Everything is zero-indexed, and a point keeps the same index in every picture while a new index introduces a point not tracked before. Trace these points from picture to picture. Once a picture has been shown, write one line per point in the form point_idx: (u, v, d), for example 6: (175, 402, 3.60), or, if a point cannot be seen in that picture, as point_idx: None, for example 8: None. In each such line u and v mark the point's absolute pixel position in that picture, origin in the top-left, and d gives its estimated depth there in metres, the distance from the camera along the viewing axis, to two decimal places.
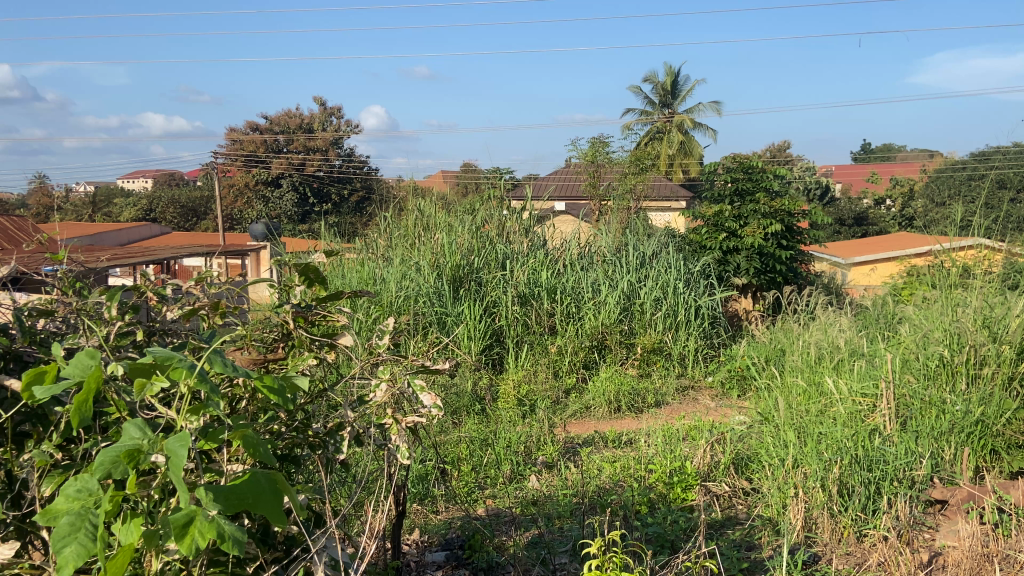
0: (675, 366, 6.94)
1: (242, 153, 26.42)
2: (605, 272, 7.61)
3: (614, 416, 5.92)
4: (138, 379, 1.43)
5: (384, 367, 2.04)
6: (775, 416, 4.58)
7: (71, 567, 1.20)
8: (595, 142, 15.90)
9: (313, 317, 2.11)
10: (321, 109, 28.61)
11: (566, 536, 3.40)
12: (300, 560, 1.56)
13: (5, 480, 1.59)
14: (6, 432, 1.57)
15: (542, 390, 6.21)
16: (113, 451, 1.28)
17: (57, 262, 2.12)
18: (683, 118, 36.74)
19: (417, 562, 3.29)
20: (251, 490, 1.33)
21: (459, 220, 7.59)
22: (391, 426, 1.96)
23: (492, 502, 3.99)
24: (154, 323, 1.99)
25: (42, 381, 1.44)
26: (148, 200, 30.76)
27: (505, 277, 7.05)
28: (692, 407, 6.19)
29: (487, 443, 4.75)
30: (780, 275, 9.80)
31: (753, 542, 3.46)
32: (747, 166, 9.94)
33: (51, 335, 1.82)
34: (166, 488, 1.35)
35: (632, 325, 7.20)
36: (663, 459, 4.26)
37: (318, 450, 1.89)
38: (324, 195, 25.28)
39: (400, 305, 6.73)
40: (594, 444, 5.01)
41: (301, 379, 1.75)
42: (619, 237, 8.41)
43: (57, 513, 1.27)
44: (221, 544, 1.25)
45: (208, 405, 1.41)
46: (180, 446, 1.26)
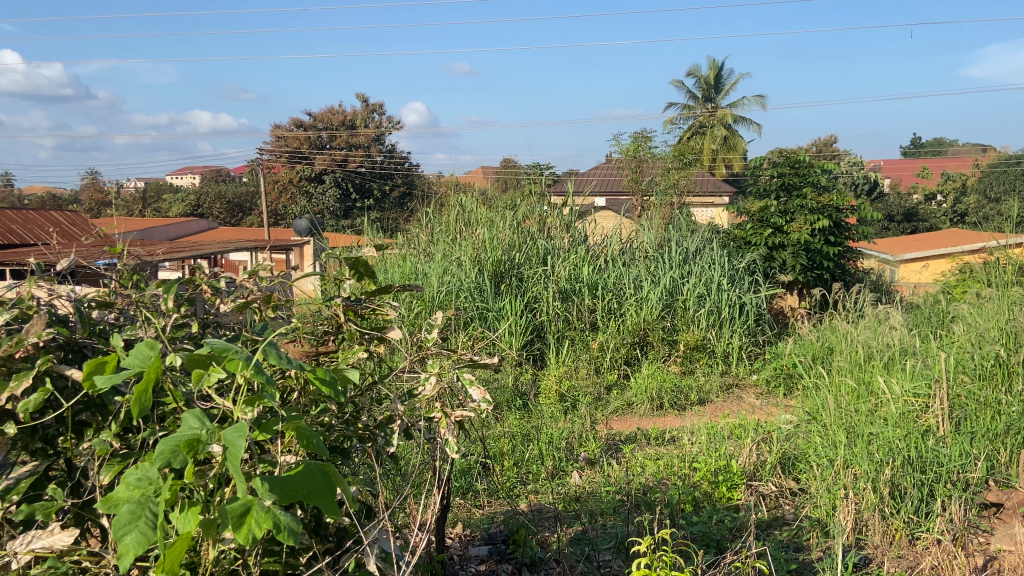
0: (719, 363, 6.85)
1: (287, 149, 26.79)
2: (647, 268, 7.55)
3: (656, 414, 5.87)
4: (195, 370, 1.45)
5: (433, 361, 2.03)
6: (824, 415, 4.49)
7: (131, 556, 1.21)
8: (637, 136, 15.82)
9: (363, 311, 2.12)
10: (364, 105, 28.86)
11: (609, 534, 3.39)
12: (351, 552, 1.56)
13: (65, 469, 1.63)
14: (65, 420, 1.61)
15: (584, 386, 6.17)
16: (172, 441, 1.29)
17: (114, 254, 2.17)
18: (727, 113, 36.28)
19: (460, 555, 3.30)
20: (306, 481, 1.34)
21: (501, 216, 7.60)
22: (440, 421, 1.95)
23: (535, 498, 3.99)
24: (208, 315, 2.04)
25: (102, 371, 1.48)
26: (196, 195, 31.55)
27: (546, 272, 7.05)
28: (736, 405, 6.09)
29: (529, 439, 4.75)
30: (827, 271, 9.59)
31: (801, 544, 3.40)
32: (794, 161, 9.76)
33: (109, 326, 1.85)
34: (223, 477, 1.36)
35: (674, 322, 7.12)
36: (708, 458, 4.19)
37: (368, 443, 1.90)
38: (366, 190, 25.50)
39: (441, 299, 6.73)
40: (636, 442, 4.96)
41: (352, 372, 1.76)
42: (662, 233, 8.34)
43: (117, 501, 1.29)
44: (277, 535, 1.27)
45: (264, 397, 1.43)
46: (239, 436, 1.27)
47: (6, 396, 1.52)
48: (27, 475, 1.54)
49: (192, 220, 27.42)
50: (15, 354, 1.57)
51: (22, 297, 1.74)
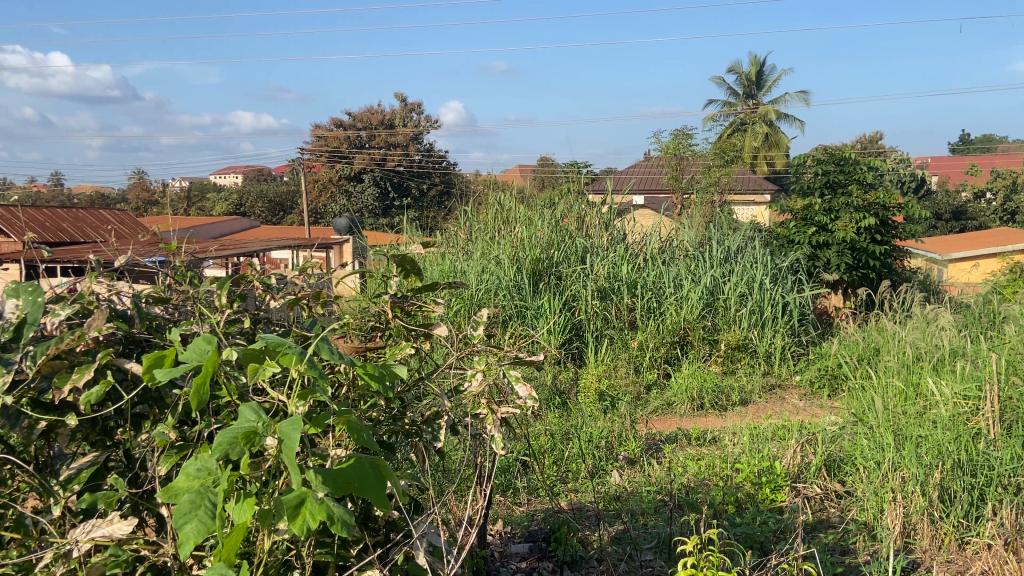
0: (761, 364, 6.76)
1: (327, 149, 27.12)
2: (688, 267, 7.50)
3: (697, 414, 5.82)
4: (250, 364, 1.49)
5: (479, 358, 2.05)
6: (871, 417, 4.41)
7: (191, 544, 1.25)
8: (676, 134, 15.71)
9: (409, 307, 2.14)
10: (403, 104, 29.08)
11: (650, 534, 3.38)
12: (400, 545, 1.57)
13: (124, 460, 1.69)
14: (125, 412, 1.66)
15: (624, 386, 6.14)
16: (230, 433, 1.31)
17: (170, 252, 2.24)
18: (769, 110, 35.79)
19: (501, 552, 3.32)
20: (357, 475, 1.37)
21: (539, 214, 7.60)
22: (486, 417, 1.97)
23: (574, 496, 3.99)
24: (260, 311, 2.07)
25: (162, 364, 1.52)
26: (238, 195, 32.15)
27: (585, 271, 7.03)
28: (780, 406, 6.01)
29: (568, 437, 4.75)
30: (873, 271, 9.40)
31: (847, 547, 3.35)
32: (839, 158, 9.59)
33: (165, 321, 1.90)
34: (277, 469, 1.39)
35: (715, 321, 7.05)
36: (751, 459, 4.15)
37: (414, 438, 1.92)
38: (405, 189, 25.71)
39: (480, 297, 6.76)
40: (677, 441, 4.93)
41: (399, 368, 1.79)
42: (702, 232, 8.27)
43: (177, 490, 1.32)
44: (330, 526, 1.29)
45: (316, 391, 1.46)
46: (294, 429, 1.30)
47: (69, 387, 1.56)
48: (88, 465, 1.62)
49: (235, 219, 27.92)
50: (77, 347, 1.61)
51: (82, 292, 1.79)
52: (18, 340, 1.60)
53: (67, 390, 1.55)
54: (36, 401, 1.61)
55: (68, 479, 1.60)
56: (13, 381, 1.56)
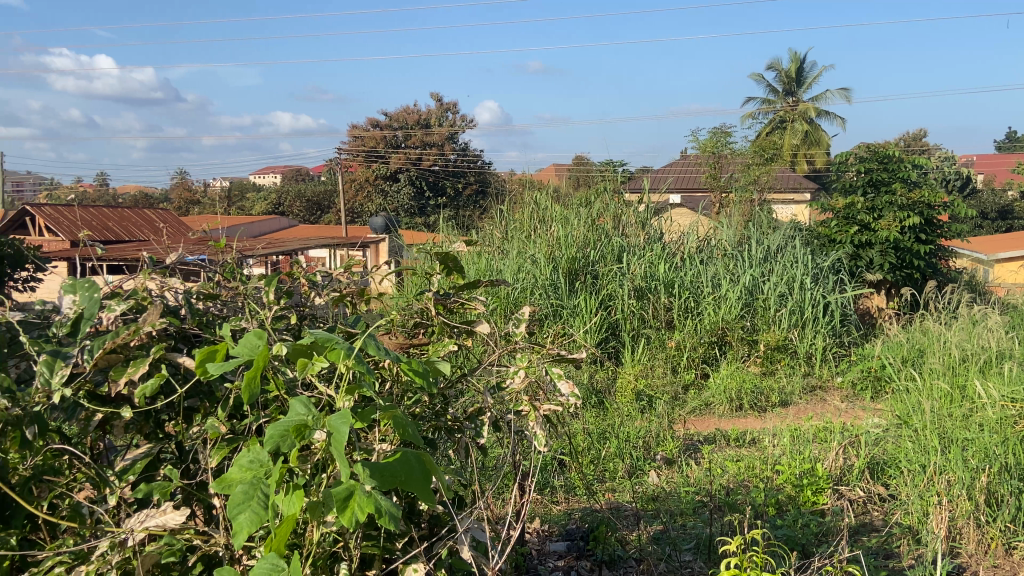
0: (801, 364, 6.67)
1: (364, 149, 27.36)
2: (726, 266, 7.44)
3: (736, 414, 5.76)
4: (300, 359, 1.53)
5: (521, 355, 2.06)
6: (916, 420, 4.34)
7: (245, 534, 1.28)
8: (713, 132, 15.57)
9: (451, 305, 2.17)
10: (440, 104, 29.24)
11: (689, 534, 3.36)
12: (445, 540, 1.60)
13: (176, 453, 1.73)
14: (177, 406, 1.70)
15: (661, 386, 6.10)
16: (281, 426, 1.34)
17: (218, 250, 2.30)
18: (809, 108, 35.28)
19: (539, 550, 3.33)
20: (404, 469, 1.39)
21: (576, 212, 7.57)
22: (528, 413, 1.93)
23: (612, 496, 3.98)
24: (305, 308, 2.10)
25: (214, 358, 1.56)
26: (277, 194, 32.63)
27: (622, 270, 7.00)
28: (822, 408, 5.92)
29: (606, 436, 4.73)
30: (917, 271, 9.23)
31: (891, 551, 3.29)
32: (882, 156, 9.43)
33: (215, 316, 1.95)
34: (326, 463, 1.41)
35: (755, 322, 6.97)
36: (792, 461, 4.11)
37: (457, 434, 1.94)
38: (440, 188, 25.85)
39: (517, 296, 6.75)
40: (715, 442, 4.89)
41: (443, 365, 1.81)
42: (741, 231, 8.20)
43: (231, 481, 1.36)
44: (378, 519, 1.31)
45: (362, 386, 1.48)
46: (344, 423, 1.32)
47: (125, 380, 1.61)
48: (141, 457, 1.67)
49: (275, 219, 28.32)
50: (132, 342, 1.65)
51: (136, 289, 1.84)
52: (77, 335, 1.67)
53: (123, 383, 1.60)
54: (92, 395, 1.65)
55: (124, 470, 1.65)
56: (71, 374, 1.60)
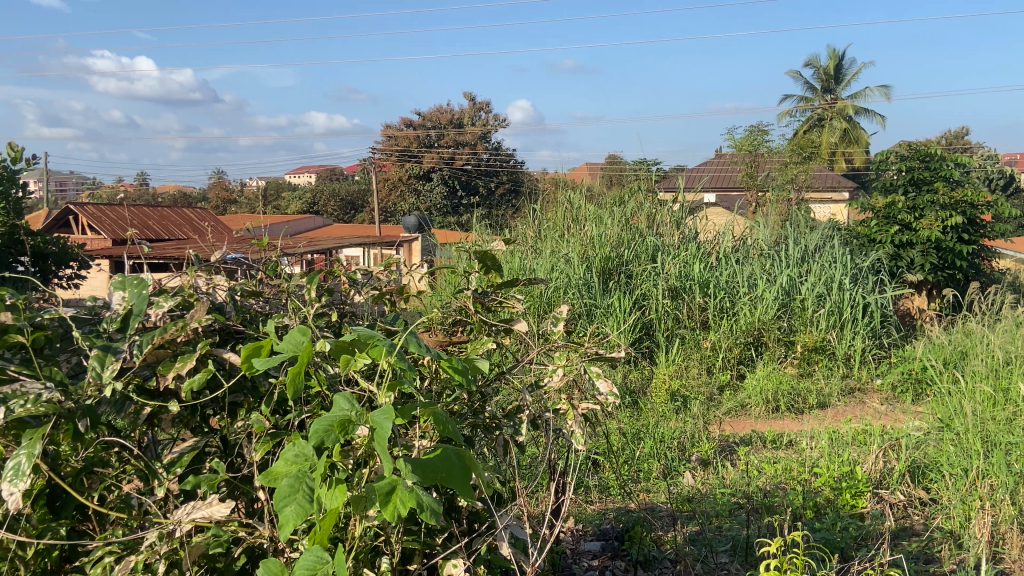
0: (840, 366, 6.56)
1: (398, 148, 27.56)
2: (763, 266, 7.37)
3: (772, 416, 5.68)
4: (343, 355, 1.55)
5: (559, 353, 2.06)
6: (958, 423, 4.27)
7: (291, 526, 1.31)
8: (748, 131, 15.42)
9: (489, 303, 2.18)
10: (473, 104, 29.34)
11: (725, 536, 3.34)
12: (484, 536, 1.61)
13: (220, 446, 1.77)
14: (223, 401, 1.74)
15: (696, 386, 6.05)
16: (326, 420, 1.37)
17: (261, 248, 2.35)
18: (848, 106, 34.71)
19: (574, 550, 3.33)
20: (444, 465, 1.40)
21: (609, 212, 7.52)
22: (566, 412, 1.93)
23: (647, 496, 3.97)
24: (345, 305, 2.15)
25: (259, 353, 1.59)
26: (311, 194, 33.05)
27: (656, 269, 6.97)
28: (861, 410, 5.82)
29: (640, 437, 4.71)
30: (959, 271, 9.06)
31: (932, 556, 3.22)
32: (924, 154, 9.24)
33: (259, 313, 1.99)
34: (368, 458, 1.43)
35: (792, 323, 6.90)
36: (830, 464, 4.05)
37: (495, 431, 1.95)
38: (473, 188, 25.95)
39: (550, 295, 6.73)
40: (752, 444, 4.84)
41: (482, 361, 1.82)
42: (778, 231, 8.11)
43: (277, 474, 1.39)
44: (420, 513, 1.33)
45: (403, 383, 1.50)
46: (386, 419, 1.34)
47: (173, 374, 1.65)
48: (188, 450, 1.70)
49: (309, 219, 28.63)
50: (179, 338, 1.69)
51: (183, 286, 1.89)
52: (125, 330, 1.71)
53: (171, 377, 1.64)
54: (141, 389, 1.69)
55: (171, 462, 1.68)
56: (121, 368, 1.63)
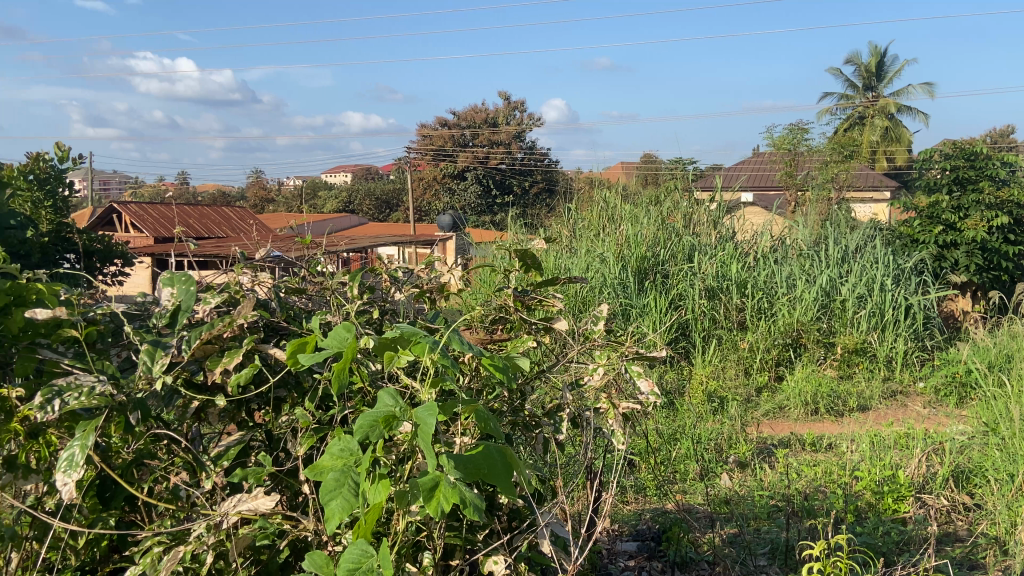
0: (882, 368, 6.44)
1: (432, 147, 27.72)
2: (802, 266, 7.27)
3: (811, 419, 5.60)
4: (386, 352, 1.57)
5: (600, 352, 2.06)
6: (1005, 428, 4.17)
7: (337, 519, 1.32)
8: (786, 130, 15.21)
9: (530, 302, 2.18)
10: (507, 103, 29.36)
11: (763, 539, 3.30)
12: (525, 534, 1.61)
13: (265, 441, 1.80)
14: (268, 396, 1.77)
15: (733, 388, 5.98)
16: (370, 416, 1.38)
17: (304, 246, 2.39)
18: (890, 103, 34.05)
19: (609, 550, 3.32)
20: (487, 462, 1.41)
21: (645, 212, 7.47)
22: (607, 411, 1.93)
23: (684, 497, 3.94)
24: (386, 303, 2.17)
25: (304, 350, 1.62)
26: (347, 193, 33.38)
27: (692, 269, 6.91)
28: (902, 413, 5.71)
29: (676, 438, 4.67)
30: (1005, 273, 8.85)
31: (976, 562, 3.15)
32: (969, 153, 9.04)
33: (303, 309, 2.02)
34: (411, 453, 1.45)
35: (832, 324, 6.80)
36: (871, 467, 3.99)
37: (536, 430, 1.96)
38: (506, 187, 25.96)
39: (585, 295, 6.71)
40: (790, 446, 4.78)
41: (522, 360, 1.83)
42: (817, 231, 7.98)
43: (323, 469, 1.41)
44: (463, 509, 1.34)
45: (445, 380, 1.52)
46: (430, 415, 1.35)
47: (221, 369, 1.68)
48: (234, 444, 1.73)
49: (345, 218, 28.88)
50: (226, 333, 1.72)
51: (229, 282, 1.92)
52: (174, 325, 1.75)
53: (219, 372, 1.67)
54: (189, 383, 1.72)
55: (218, 455, 1.72)
56: (170, 362, 1.67)
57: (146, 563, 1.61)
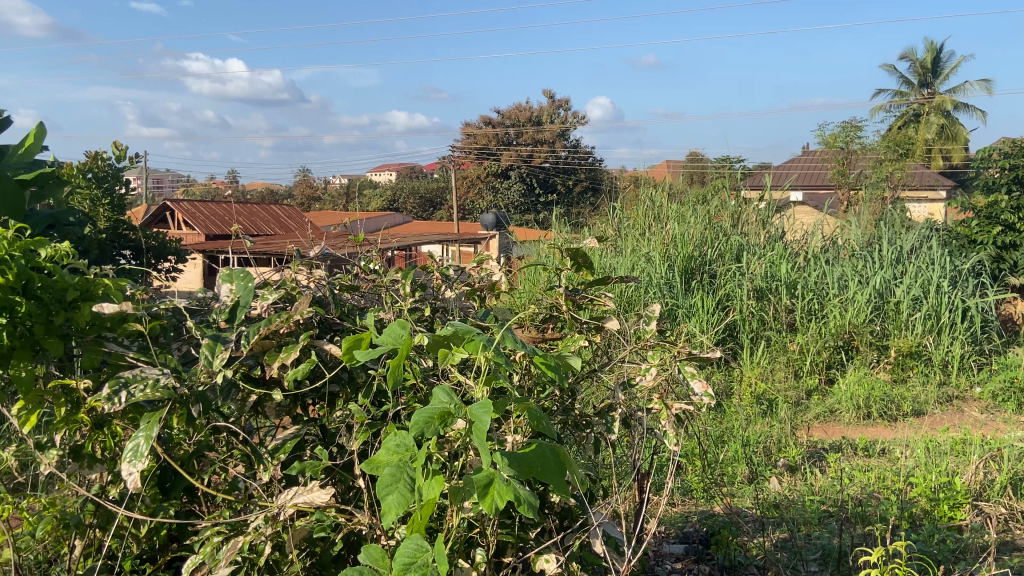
0: (937, 372, 6.26)
1: (476, 147, 27.88)
2: (855, 267, 7.11)
3: (864, 423, 5.48)
4: (440, 349, 1.58)
5: (652, 352, 2.04)
6: None
7: (393, 514, 1.34)
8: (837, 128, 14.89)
9: (581, 301, 2.18)
10: (552, 102, 29.31)
11: (814, 545, 3.23)
12: (578, 533, 1.61)
13: (320, 435, 1.83)
14: (323, 391, 1.80)
15: (783, 390, 5.88)
16: (426, 413, 1.40)
17: (357, 244, 2.42)
18: (946, 100, 33.10)
19: (656, 552, 3.29)
20: (540, 460, 1.42)
21: (692, 211, 7.39)
22: (660, 412, 1.90)
23: (732, 500, 3.89)
24: (437, 300, 2.19)
25: (360, 346, 1.64)
26: (392, 192, 33.73)
27: (741, 269, 6.83)
28: (959, 418, 5.55)
29: (724, 440, 4.61)
30: None
31: None
32: None
33: (356, 306, 2.05)
34: (464, 450, 1.46)
35: (885, 327, 6.66)
36: (927, 474, 3.88)
37: (588, 429, 1.95)
38: (551, 186, 25.93)
39: (631, 295, 6.67)
40: (842, 450, 4.68)
41: (574, 359, 1.82)
42: (870, 232, 7.80)
43: (379, 463, 1.43)
44: (517, 507, 1.34)
45: (499, 378, 1.52)
46: (485, 412, 1.36)
47: (278, 364, 1.71)
48: (291, 437, 1.77)
49: (391, 217, 29.15)
50: (283, 329, 1.76)
51: (285, 279, 1.96)
52: (233, 321, 1.78)
53: (276, 367, 1.72)
54: (247, 377, 1.76)
55: (275, 449, 1.75)
56: (229, 357, 1.71)
57: (206, 552, 1.65)
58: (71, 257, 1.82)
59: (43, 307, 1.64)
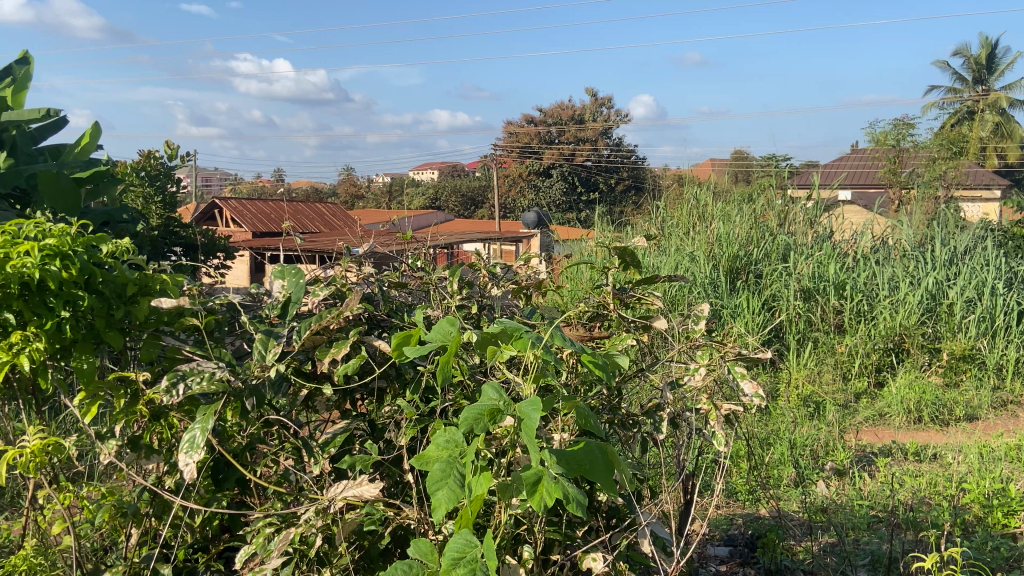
0: (992, 376, 6.08)
1: (518, 146, 27.91)
2: (906, 268, 6.95)
3: (914, 427, 5.35)
4: (489, 345, 1.58)
5: (701, 351, 2.02)
6: None
7: (443, 509, 1.35)
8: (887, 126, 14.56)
9: (628, 300, 2.17)
10: (595, 100, 29.21)
11: (863, 550, 3.17)
12: (625, 532, 1.61)
13: (368, 430, 1.85)
14: (373, 387, 1.82)
15: (830, 392, 5.77)
16: (475, 409, 1.40)
17: (404, 241, 2.44)
18: (1003, 95, 32.12)
19: (700, 554, 3.26)
20: (589, 458, 1.41)
21: (738, 210, 7.30)
22: (709, 412, 1.89)
23: (778, 503, 3.84)
24: (484, 298, 2.20)
25: (409, 342, 1.65)
26: (434, 191, 33.94)
27: (788, 269, 6.73)
28: (1014, 423, 5.38)
29: (769, 443, 4.55)
30: None
31: None
32: None
33: (404, 303, 2.07)
34: (512, 447, 1.46)
35: (937, 329, 6.50)
36: (980, 480, 3.78)
37: (636, 429, 1.94)
38: (593, 184, 25.84)
39: (675, 295, 6.62)
40: (891, 455, 4.57)
41: (621, 358, 1.82)
42: (922, 231, 7.62)
43: (429, 458, 1.44)
44: (566, 504, 1.34)
45: (547, 375, 1.52)
46: (534, 409, 1.36)
47: (329, 359, 1.74)
48: (341, 431, 1.80)
49: (433, 215, 29.33)
50: (334, 325, 1.78)
51: (336, 276, 1.99)
52: (285, 317, 1.82)
53: (327, 362, 1.74)
54: (299, 372, 1.79)
55: (325, 442, 1.78)
56: (282, 352, 1.74)
57: (257, 543, 1.68)
58: (131, 253, 1.87)
59: (104, 300, 1.69)
